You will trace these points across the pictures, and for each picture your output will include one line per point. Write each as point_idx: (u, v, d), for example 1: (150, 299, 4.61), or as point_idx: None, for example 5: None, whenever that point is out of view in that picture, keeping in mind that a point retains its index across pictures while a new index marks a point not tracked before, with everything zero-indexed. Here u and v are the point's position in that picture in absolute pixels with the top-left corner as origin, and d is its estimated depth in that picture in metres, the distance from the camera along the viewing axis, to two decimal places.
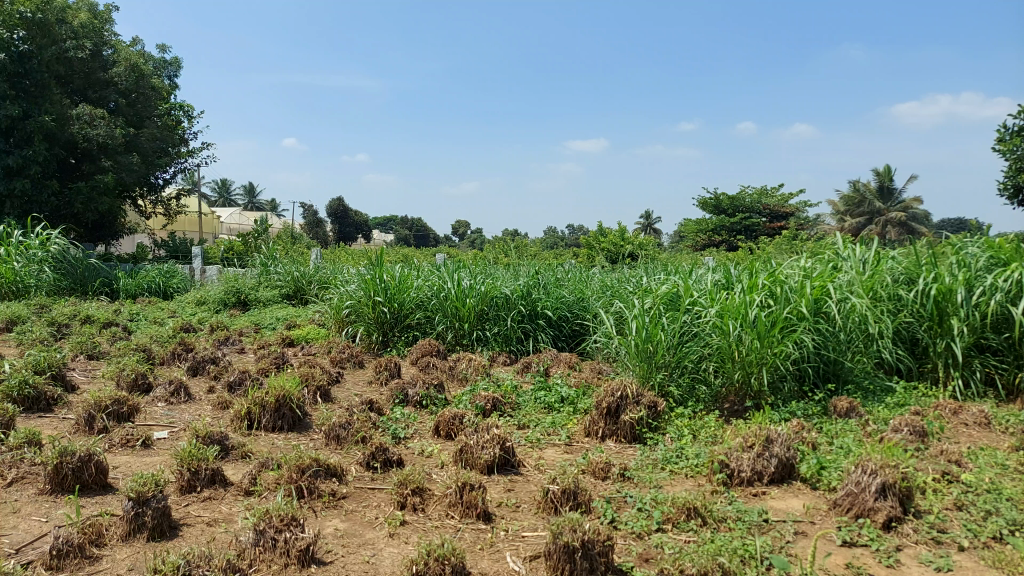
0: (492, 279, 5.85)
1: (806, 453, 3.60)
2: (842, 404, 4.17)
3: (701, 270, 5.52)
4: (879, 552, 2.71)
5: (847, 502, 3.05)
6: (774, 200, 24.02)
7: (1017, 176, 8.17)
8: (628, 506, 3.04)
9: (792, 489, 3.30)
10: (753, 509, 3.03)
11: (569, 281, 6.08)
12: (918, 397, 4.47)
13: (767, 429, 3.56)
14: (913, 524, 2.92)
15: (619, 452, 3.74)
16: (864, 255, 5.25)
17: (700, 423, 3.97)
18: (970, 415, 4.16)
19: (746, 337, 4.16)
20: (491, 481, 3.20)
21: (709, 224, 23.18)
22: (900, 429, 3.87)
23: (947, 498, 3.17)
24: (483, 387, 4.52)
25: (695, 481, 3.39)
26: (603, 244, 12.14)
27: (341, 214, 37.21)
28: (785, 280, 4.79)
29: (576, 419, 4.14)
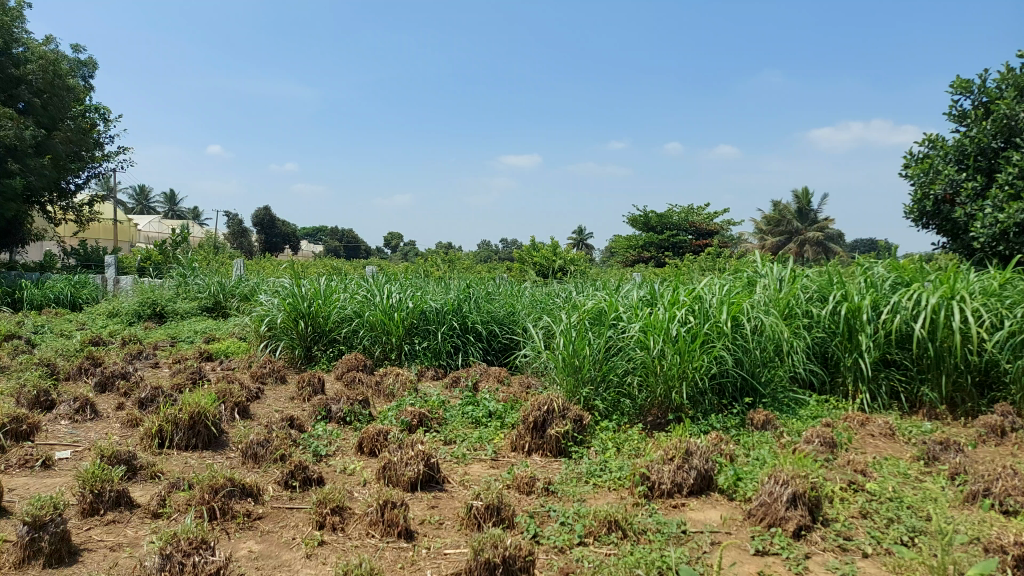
0: (422, 293, 5.81)
1: (724, 464, 3.71)
2: (759, 416, 4.33)
3: (628, 286, 5.63)
4: (789, 560, 2.82)
5: (761, 512, 3.16)
6: (700, 218, 24.80)
7: (921, 201, 8.72)
8: (551, 521, 3.06)
9: (710, 501, 3.39)
10: (672, 521, 3.10)
11: (500, 295, 6.09)
12: (829, 409, 4.69)
13: (687, 441, 3.66)
14: (821, 533, 3.05)
15: (545, 466, 3.76)
16: (781, 272, 5.47)
17: (623, 437, 4.04)
18: (876, 426, 4.39)
19: (668, 352, 4.28)
20: (414, 498, 3.16)
21: (638, 240, 23.73)
22: (812, 440, 4.04)
23: (852, 506, 3.33)
24: (410, 402, 4.47)
25: (617, 494, 3.44)
26: (535, 257, 12.25)
27: (268, 224, 36.23)
28: (705, 297, 4.95)
29: (503, 434, 4.15)
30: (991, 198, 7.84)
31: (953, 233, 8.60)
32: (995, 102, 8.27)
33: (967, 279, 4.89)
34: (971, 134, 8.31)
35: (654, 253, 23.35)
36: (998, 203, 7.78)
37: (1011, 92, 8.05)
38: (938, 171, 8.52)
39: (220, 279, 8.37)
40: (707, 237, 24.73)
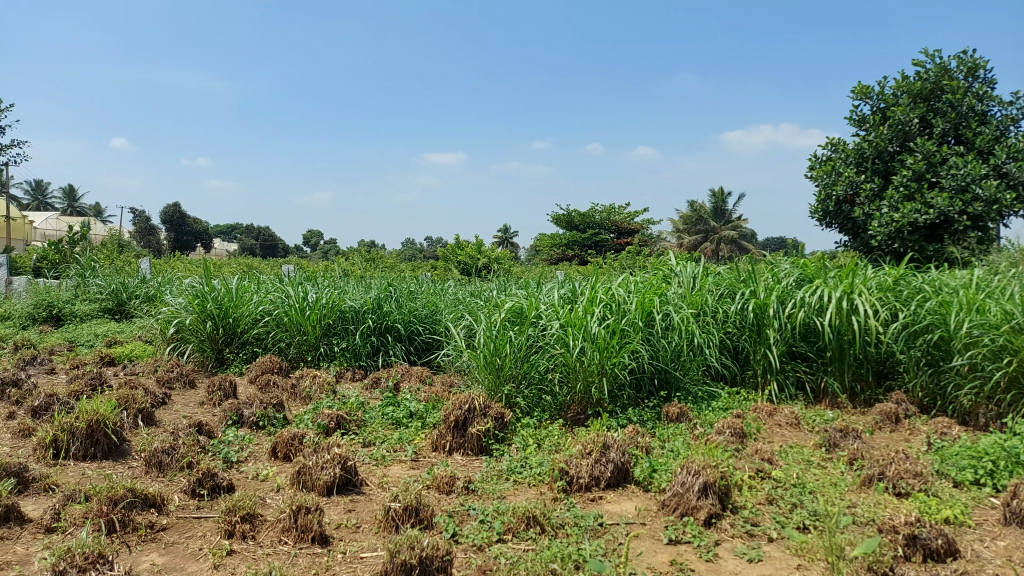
0: (340, 292, 5.68)
1: (640, 457, 3.81)
2: (673, 409, 4.46)
3: (549, 284, 5.69)
4: (700, 548, 2.92)
5: (674, 502, 3.26)
6: (621, 217, 25.31)
7: (824, 202, 9.19)
8: (471, 519, 3.06)
9: (627, 493, 3.48)
10: (589, 515, 3.16)
11: (421, 294, 6.03)
12: (740, 401, 4.89)
13: (604, 435, 3.73)
14: (730, 520, 3.18)
15: (466, 464, 3.76)
16: (694, 270, 5.65)
17: (545, 433, 4.08)
18: (783, 416, 4.61)
19: (587, 349, 4.35)
20: (330, 502, 3.09)
21: (563, 238, 24.01)
22: (723, 431, 4.20)
23: (760, 493, 3.48)
24: (327, 404, 4.37)
25: (537, 489, 3.47)
26: (459, 255, 12.18)
27: (179, 221, 34.64)
28: (623, 295, 5.06)
29: (423, 434, 4.12)
30: (888, 199, 8.39)
31: (853, 232, 9.13)
32: (891, 108, 8.78)
33: (865, 276, 5.18)
34: (869, 138, 8.79)
35: (578, 251, 23.72)
36: (894, 204, 8.36)
37: (905, 99, 8.57)
38: (840, 174, 8.98)
39: (124, 279, 7.95)
40: (629, 235, 25.28)
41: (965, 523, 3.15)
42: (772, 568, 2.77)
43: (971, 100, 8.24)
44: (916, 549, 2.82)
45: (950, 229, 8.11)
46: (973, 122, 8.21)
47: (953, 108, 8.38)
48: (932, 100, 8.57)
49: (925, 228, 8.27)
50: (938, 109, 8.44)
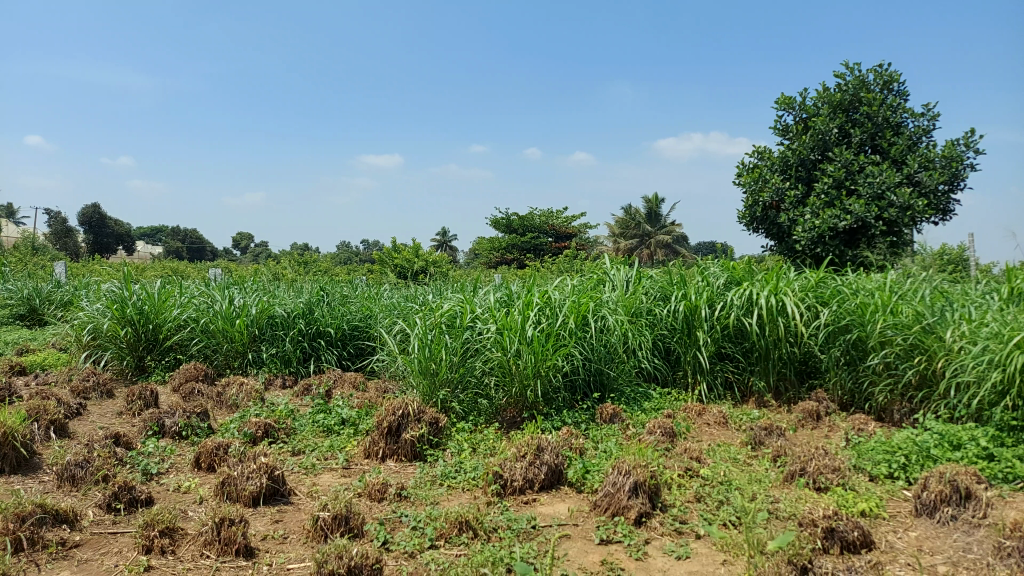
0: (269, 298, 5.54)
1: (573, 458, 3.85)
2: (607, 410, 4.53)
3: (485, 287, 5.67)
4: (630, 547, 2.97)
5: (605, 503, 3.31)
6: (560, 221, 25.52)
7: (752, 208, 9.50)
8: (403, 526, 3.03)
9: (560, 494, 3.51)
10: (522, 517, 3.18)
11: (354, 299, 5.93)
12: (671, 401, 5.01)
13: (538, 438, 3.76)
14: (660, 518, 3.25)
15: (399, 470, 3.72)
16: (627, 274, 5.74)
17: (480, 437, 4.07)
18: (711, 415, 4.74)
19: (523, 352, 4.37)
20: (256, 513, 3.01)
21: (501, 242, 24.05)
22: (654, 431, 4.29)
23: (688, 491, 3.57)
24: (254, 412, 4.25)
25: (470, 494, 3.46)
26: (396, 258, 12.03)
27: (99, 222, 33.06)
28: (558, 298, 5.09)
29: (355, 441, 4.05)
30: (810, 205, 8.76)
31: (778, 236, 9.49)
32: (813, 118, 9.14)
33: (789, 278, 5.39)
34: (793, 147, 9.13)
35: (517, 255, 23.82)
36: (816, 210, 8.73)
37: (826, 110, 8.93)
38: (766, 180, 9.30)
39: (36, 284, 7.54)
40: (567, 239, 25.53)
41: (879, 515, 3.31)
42: (699, 564, 2.84)
43: (886, 111, 8.67)
44: (833, 541, 2.95)
45: (867, 234, 8.56)
46: (889, 133, 8.65)
47: (870, 119, 8.79)
48: (850, 111, 8.96)
49: (845, 233, 8.69)
50: (857, 119, 8.84)
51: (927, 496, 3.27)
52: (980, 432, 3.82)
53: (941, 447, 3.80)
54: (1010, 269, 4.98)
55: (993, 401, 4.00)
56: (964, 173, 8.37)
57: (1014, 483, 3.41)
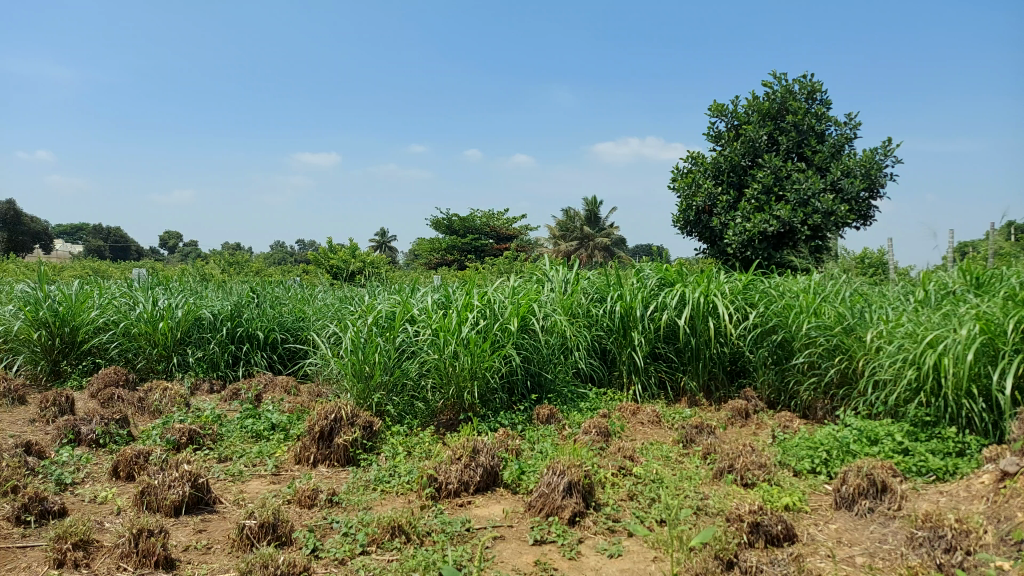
0: (196, 299, 5.35)
1: (509, 460, 3.85)
2: (544, 411, 4.55)
3: (423, 289, 5.62)
4: (563, 547, 2.99)
5: (539, 503, 3.32)
6: (500, 222, 25.55)
7: (685, 212, 9.74)
8: (333, 532, 2.97)
9: (495, 496, 3.51)
10: (456, 520, 3.16)
11: (286, 301, 5.79)
12: (607, 401, 5.07)
13: (474, 440, 3.75)
14: (593, 517, 3.28)
15: (331, 476, 3.65)
16: (565, 275, 5.79)
17: (415, 440, 4.03)
18: (645, 414, 4.83)
19: (460, 354, 4.36)
20: (178, 523, 2.90)
21: (441, 243, 23.91)
22: (590, 430, 4.33)
23: (621, 490, 3.63)
24: (178, 418, 4.10)
25: (405, 498, 3.42)
26: (332, 258, 11.80)
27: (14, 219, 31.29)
28: (496, 299, 5.07)
29: (286, 447, 3.96)
30: (741, 210, 9.05)
31: (711, 240, 9.76)
32: (744, 126, 9.40)
33: (719, 281, 5.54)
34: (725, 153, 9.38)
35: (457, 256, 23.75)
36: (746, 215, 9.02)
37: (756, 118, 9.19)
38: (699, 185, 9.55)
39: None
40: (508, 241, 25.61)
41: (802, 509, 3.44)
42: (630, 562, 2.89)
43: (811, 120, 9.05)
44: (759, 535, 3.04)
45: (794, 238, 8.95)
46: (814, 141, 9.02)
47: (797, 128, 9.13)
48: (778, 119, 9.26)
49: (773, 237, 9.04)
50: (784, 127, 9.15)
51: (846, 490, 3.41)
52: (896, 427, 4.02)
53: (860, 443, 3.97)
54: (924, 272, 5.25)
55: (908, 398, 4.21)
56: (882, 181, 8.82)
57: (926, 475, 3.59)
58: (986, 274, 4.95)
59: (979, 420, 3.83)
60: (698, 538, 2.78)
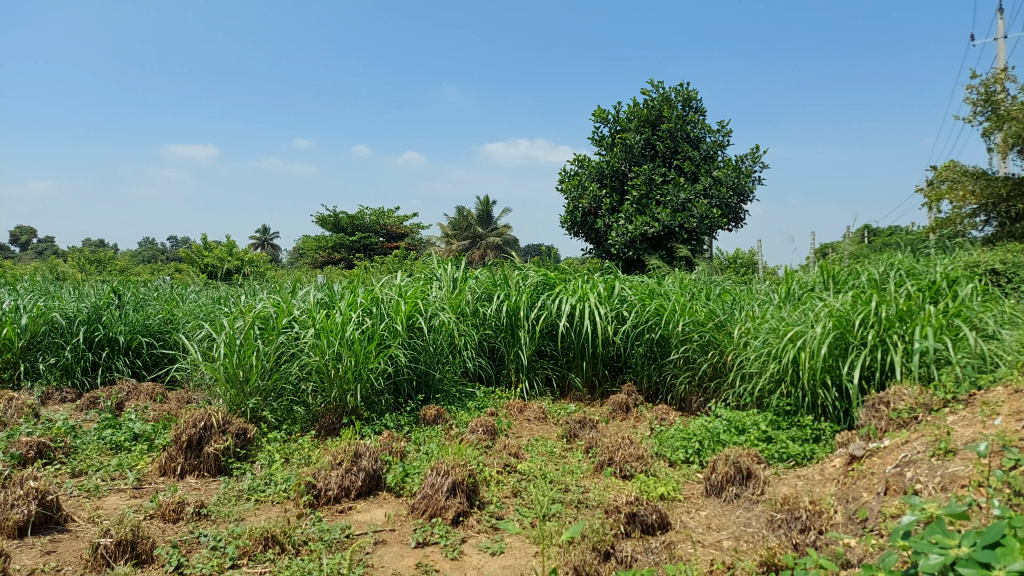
0: (48, 302, 4.93)
1: (393, 462, 3.78)
2: (430, 412, 4.51)
3: (305, 288, 5.41)
4: (446, 547, 2.98)
5: (423, 505, 3.29)
6: (390, 220, 25.15)
7: (572, 213, 10.00)
8: (201, 547, 2.81)
9: (377, 500, 3.44)
10: (335, 527, 3.08)
11: (153, 302, 5.42)
12: (495, 400, 5.08)
13: (355, 444, 3.66)
14: (477, 516, 3.29)
15: (200, 487, 3.45)
16: (453, 274, 5.77)
17: (294, 446, 3.88)
18: (532, 411, 4.89)
19: (343, 356, 4.24)
20: (22, 545, 2.65)
21: (328, 241, 23.24)
22: (476, 429, 4.33)
23: (506, 487, 3.66)
24: (25, 431, 3.75)
25: (281, 507, 3.28)
26: (208, 256, 11.19)
27: None
28: (382, 298, 4.98)
29: (149, 458, 3.70)
30: (624, 212, 9.42)
31: (596, 240, 10.08)
32: (625, 131, 9.72)
33: (602, 280, 5.70)
34: (607, 158, 9.69)
35: (345, 255, 23.19)
36: (629, 217, 9.40)
37: (635, 124, 9.53)
38: (584, 187, 9.83)
39: None
40: (398, 240, 25.29)
41: (676, 498, 3.60)
42: (513, 558, 2.91)
43: (687, 128, 9.53)
44: (635, 525, 3.16)
45: (672, 240, 9.40)
46: (690, 147, 9.51)
47: (672, 134, 9.55)
48: (657, 125, 9.64)
49: (653, 238, 9.46)
50: (661, 134, 9.54)
51: (715, 478, 3.61)
52: (761, 417, 4.29)
53: (729, 432, 4.21)
54: (787, 272, 5.64)
55: (771, 389, 4.51)
56: (751, 187, 9.43)
57: (787, 461, 3.86)
58: (839, 273, 5.39)
59: (832, 407, 4.16)
60: (576, 531, 2.83)
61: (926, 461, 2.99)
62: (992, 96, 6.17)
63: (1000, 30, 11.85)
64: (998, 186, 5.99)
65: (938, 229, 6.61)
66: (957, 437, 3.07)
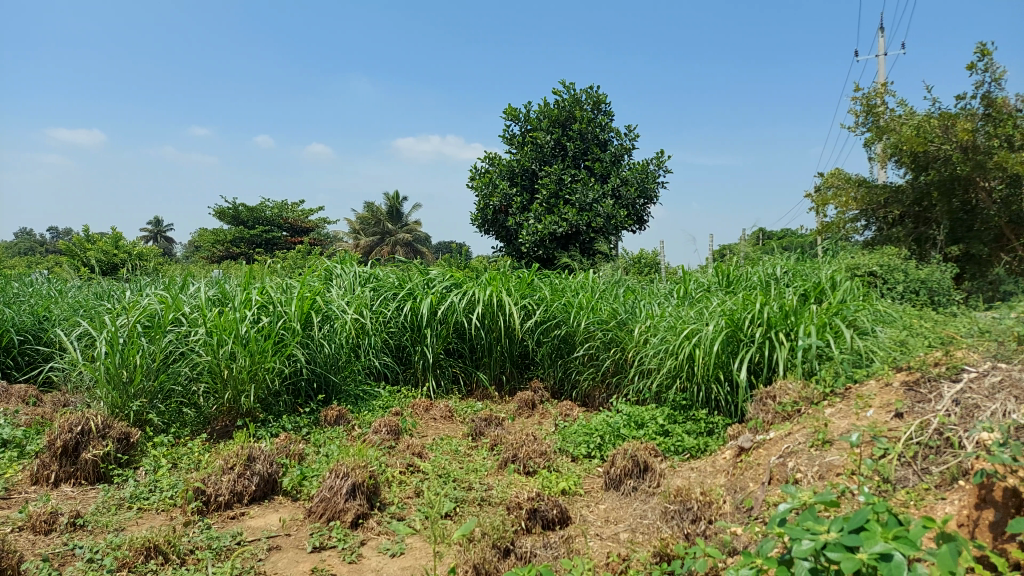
0: None
1: (290, 465, 3.66)
2: (331, 413, 4.39)
3: (197, 283, 5.16)
4: (344, 551, 2.91)
5: (320, 508, 3.21)
6: (295, 214, 24.37)
7: (482, 211, 10.01)
8: (76, 560, 2.62)
9: (273, 505, 3.33)
10: (225, 534, 2.95)
11: (28, 298, 5.03)
12: (400, 399, 5.00)
13: (249, 447, 3.53)
14: (377, 517, 3.23)
15: (77, 496, 3.23)
16: (356, 272, 5.65)
17: (182, 451, 3.69)
18: (437, 410, 4.86)
19: (237, 355, 4.08)
20: None
21: (227, 235, 22.26)
22: (379, 430, 4.26)
23: (408, 487, 3.61)
24: None
25: (167, 515, 3.11)
26: (91, 248, 10.48)
27: None
28: (280, 295, 4.82)
29: (19, 466, 3.43)
30: (534, 211, 9.51)
31: (506, 239, 10.14)
32: (535, 131, 9.81)
33: (508, 278, 5.73)
34: (517, 157, 9.75)
35: (245, 250, 22.29)
36: (538, 216, 9.51)
37: (545, 124, 9.63)
38: (494, 186, 9.87)
39: None
40: (303, 234, 24.55)
41: (577, 493, 3.68)
42: (412, 558, 2.87)
43: (595, 130, 9.72)
44: (536, 521, 3.19)
45: (580, 239, 9.60)
46: (597, 149, 9.71)
47: (581, 136, 9.70)
48: (566, 127, 9.78)
49: (562, 238, 9.62)
50: (570, 135, 9.69)
51: (614, 472, 3.71)
52: (659, 411, 4.44)
53: (629, 427, 4.33)
54: (686, 272, 5.85)
55: (669, 385, 4.67)
56: (655, 189, 9.74)
57: (682, 454, 4.01)
58: (734, 274, 5.64)
59: (725, 401, 4.35)
60: (475, 529, 2.82)
61: (806, 451, 3.19)
62: (873, 109, 6.61)
63: (880, 49, 12.72)
64: (877, 194, 6.44)
65: (824, 232, 7.03)
66: (833, 428, 3.29)
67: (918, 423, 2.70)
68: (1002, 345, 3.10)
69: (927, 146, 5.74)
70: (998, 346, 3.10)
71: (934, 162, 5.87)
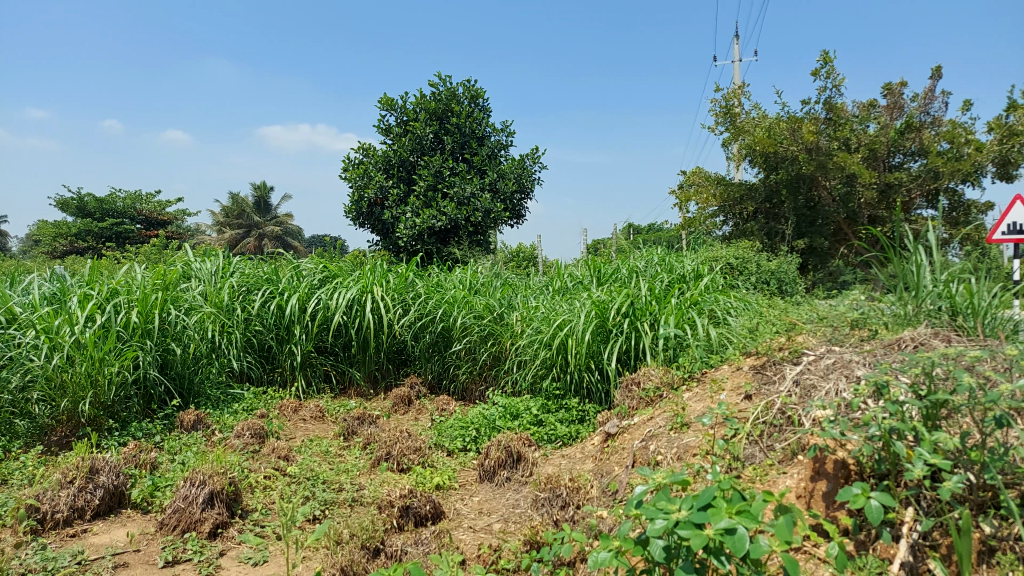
0: None
1: (140, 476, 3.40)
2: (189, 418, 4.11)
3: (29, 281, 4.67)
4: (200, 564, 2.74)
5: (174, 520, 2.99)
6: (151, 205, 22.68)
7: (356, 203, 9.73)
8: None
9: (120, 519, 3.08)
10: (63, 554, 2.70)
11: None
12: (266, 400, 4.76)
13: (92, 458, 3.25)
14: (238, 526, 3.07)
15: None
16: (216, 265, 5.32)
17: (13, 466, 3.33)
18: (308, 411, 4.69)
19: (75, 359, 3.73)
20: None
21: (71, 227, 20.31)
22: (243, 434, 4.05)
23: (273, 492, 3.45)
24: None
25: None
26: None
27: None
28: (126, 292, 4.45)
29: None
30: (410, 205, 9.38)
31: (383, 232, 9.95)
32: (411, 122, 9.65)
33: (383, 272, 5.63)
34: (393, 148, 9.57)
35: (92, 243, 20.44)
36: (415, 210, 9.39)
37: (422, 116, 9.51)
38: (370, 176, 9.61)
39: None
40: (160, 226, 22.86)
41: (451, 487, 3.67)
42: (275, 566, 2.75)
43: (472, 123, 9.72)
44: (408, 518, 3.15)
45: (458, 233, 9.62)
46: (474, 143, 9.70)
47: (459, 129, 9.67)
48: (443, 119, 9.70)
49: (440, 232, 9.61)
50: (448, 128, 9.62)
51: (488, 464, 3.73)
52: (533, 402, 4.52)
53: (504, 418, 4.38)
54: (559, 265, 5.99)
55: (543, 375, 4.76)
56: (531, 185, 9.93)
57: (554, 442, 4.11)
58: (605, 267, 5.83)
59: (596, 389, 4.49)
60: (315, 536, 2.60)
61: (666, 434, 3.36)
62: (730, 110, 7.05)
63: (738, 54, 13.55)
64: (733, 191, 6.87)
65: (688, 226, 7.46)
66: (691, 412, 3.48)
67: (764, 404, 2.91)
68: (837, 329, 3.39)
69: (776, 147, 6.20)
70: (833, 330, 3.39)
71: (782, 162, 6.36)
